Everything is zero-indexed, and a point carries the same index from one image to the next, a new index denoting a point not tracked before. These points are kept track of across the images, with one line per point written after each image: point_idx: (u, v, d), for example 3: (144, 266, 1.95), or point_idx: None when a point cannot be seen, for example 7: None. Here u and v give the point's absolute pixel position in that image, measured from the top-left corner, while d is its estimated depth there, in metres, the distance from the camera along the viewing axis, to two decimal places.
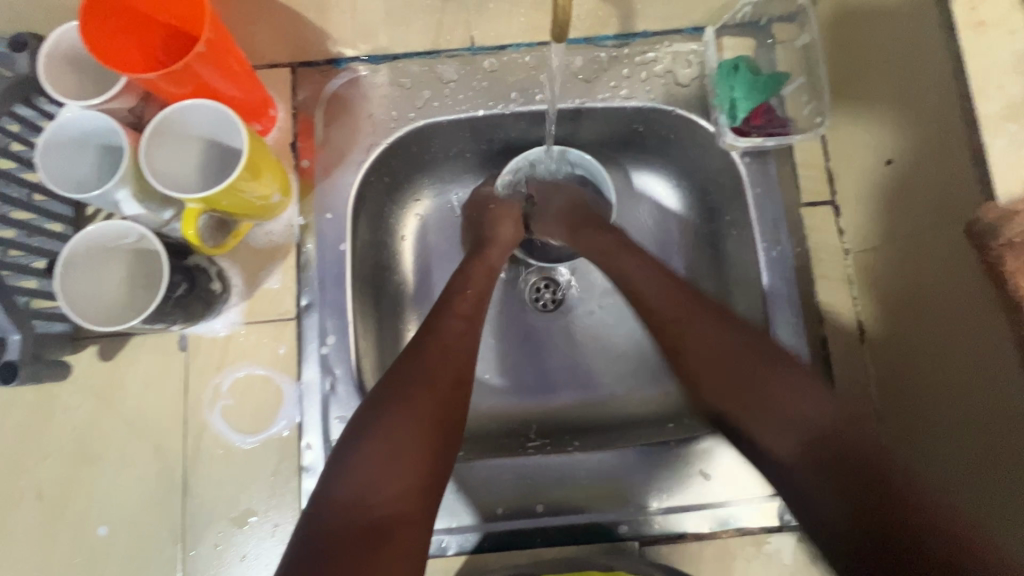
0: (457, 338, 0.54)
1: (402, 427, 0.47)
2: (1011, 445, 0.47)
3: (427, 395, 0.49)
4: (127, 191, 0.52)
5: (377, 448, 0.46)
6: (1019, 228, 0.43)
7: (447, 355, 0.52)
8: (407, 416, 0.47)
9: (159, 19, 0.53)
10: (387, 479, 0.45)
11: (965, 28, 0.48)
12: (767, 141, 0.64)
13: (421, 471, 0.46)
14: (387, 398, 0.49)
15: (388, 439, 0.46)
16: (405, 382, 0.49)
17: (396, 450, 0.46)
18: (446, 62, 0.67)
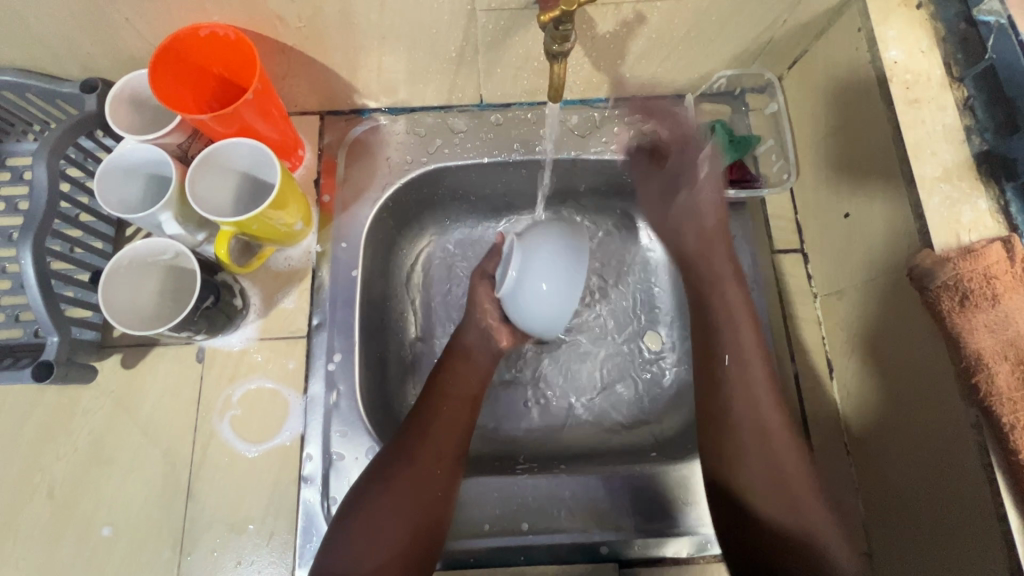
0: (453, 416, 0.62)
1: (390, 500, 0.55)
2: (956, 535, 0.52)
3: (411, 473, 0.57)
4: (170, 214, 0.59)
5: (370, 516, 0.54)
6: (951, 271, 0.50)
7: (442, 433, 0.60)
8: (400, 489, 0.56)
9: (214, 71, 0.62)
10: (376, 544, 0.53)
11: (901, 104, 0.57)
12: (740, 194, 0.73)
13: (412, 535, 0.54)
14: (382, 469, 0.57)
15: (386, 508, 0.55)
16: (402, 458, 0.58)
17: (387, 519, 0.54)
18: (457, 116, 0.76)
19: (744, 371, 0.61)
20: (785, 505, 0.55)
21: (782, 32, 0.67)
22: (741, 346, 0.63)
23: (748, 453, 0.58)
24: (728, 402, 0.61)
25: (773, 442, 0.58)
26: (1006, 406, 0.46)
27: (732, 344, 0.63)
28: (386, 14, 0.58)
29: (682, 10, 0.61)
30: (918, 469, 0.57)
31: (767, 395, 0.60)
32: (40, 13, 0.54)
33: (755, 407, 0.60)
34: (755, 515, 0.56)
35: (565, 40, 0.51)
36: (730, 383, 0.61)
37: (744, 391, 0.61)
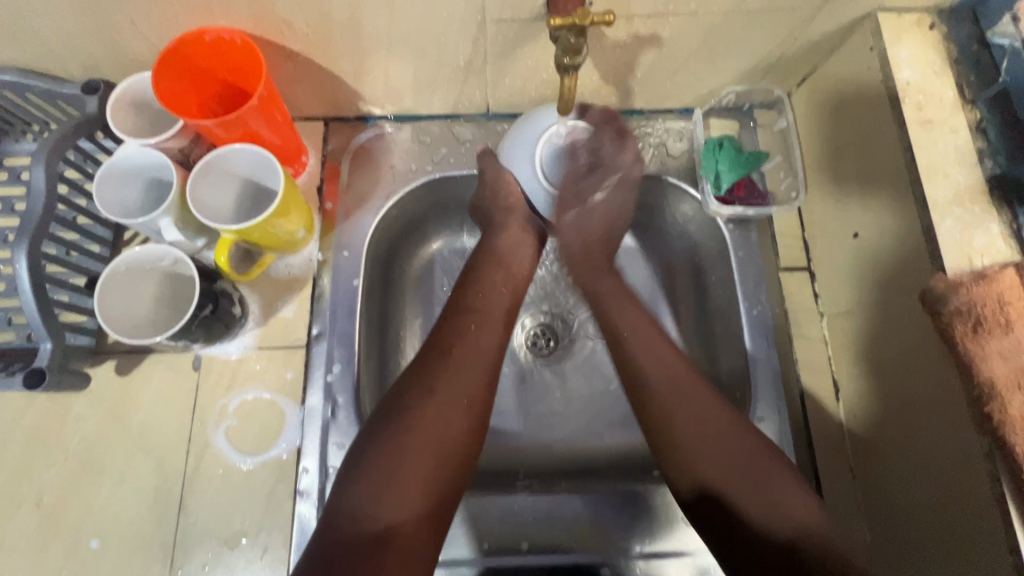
0: (484, 338, 0.60)
1: (415, 437, 0.51)
2: (971, 478, 0.50)
3: (442, 397, 0.54)
4: (169, 220, 0.58)
5: (399, 452, 0.50)
6: (964, 296, 0.49)
7: (468, 357, 0.57)
8: (428, 418, 0.52)
9: (218, 76, 0.61)
10: (402, 483, 0.49)
11: (914, 125, 0.57)
12: (748, 210, 0.71)
13: (437, 473, 0.51)
14: (407, 396, 0.54)
15: (407, 441, 0.51)
16: (426, 387, 0.54)
17: (412, 460, 0.50)
18: (463, 125, 0.76)
19: (694, 401, 0.56)
20: (771, 517, 0.50)
21: (793, 50, 0.67)
22: (658, 351, 0.61)
23: (714, 480, 0.53)
24: (687, 437, 0.55)
25: (725, 452, 0.54)
26: (1021, 435, 0.45)
27: (668, 390, 0.57)
28: (395, 23, 0.57)
29: (693, 25, 0.60)
30: (929, 487, 0.56)
31: (697, 387, 0.58)
32: (43, 14, 0.53)
33: (715, 448, 0.54)
34: (737, 536, 0.51)
35: (576, 54, 0.51)
36: (681, 418, 0.56)
37: (703, 427, 0.55)
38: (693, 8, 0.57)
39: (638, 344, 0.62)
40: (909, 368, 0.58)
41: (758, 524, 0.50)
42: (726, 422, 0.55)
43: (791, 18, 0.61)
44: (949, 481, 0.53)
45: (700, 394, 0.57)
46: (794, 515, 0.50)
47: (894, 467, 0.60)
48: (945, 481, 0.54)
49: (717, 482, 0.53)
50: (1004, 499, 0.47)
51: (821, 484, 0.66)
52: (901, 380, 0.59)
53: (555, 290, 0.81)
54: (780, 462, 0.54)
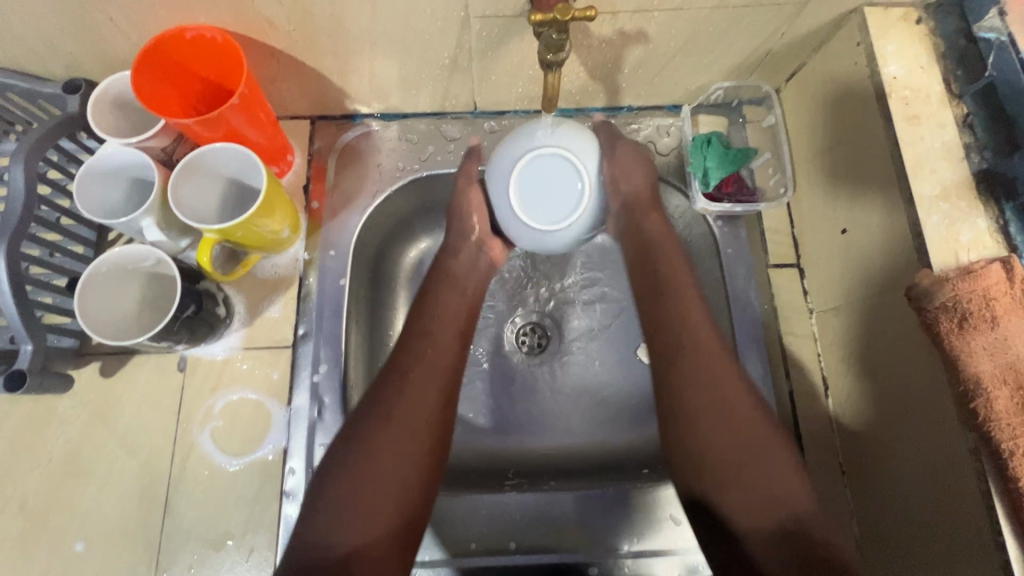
0: (439, 357, 0.58)
1: (371, 465, 0.51)
2: (953, 473, 0.51)
3: (401, 415, 0.54)
4: (151, 220, 0.58)
5: (358, 478, 0.50)
6: (950, 292, 0.48)
7: (424, 375, 0.56)
8: (382, 443, 0.52)
9: (199, 74, 0.60)
10: (358, 507, 0.49)
11: (900, 120, 0.57)
12: (736, 208, 0.70)
13: (400, 499, 0.51)
14: (363, 422, 0.53)
15: (365, 462, 0.51)
16: (382, 413, 0.53)
17: (373, 488, 0.50)
18: (450, 124, 0.75)
19: (710, 382, 0.55)
20: (761, 499, 0.50)
21: (780, 45, 0.66)
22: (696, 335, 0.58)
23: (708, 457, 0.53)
24: (690, 410, 0.55)
25: (734, 425, 0.53)
26: (1006, 431, 0.45)
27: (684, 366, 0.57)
28: (378, 19, 0.57)
29: (679, 20, 0.60)
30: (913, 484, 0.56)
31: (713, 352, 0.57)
32: (20, 12, 0.52)
33: (724, 416, 0.54)
34: (719, 506, 0.51)
35: (559, 50, 0.50)
36: (693, 392, 0.55)
37: (709, 406, 0.55)
38: (678, 3, 0.57)
39: (663, 303, 0.61)
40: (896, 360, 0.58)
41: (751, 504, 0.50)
42: (738, 398, 0.55)
43: (777, 13, 0.60)
44: (931, 471, 0.53)
45: (724, 367, 0.56)
46: (788, 500, 0.50)
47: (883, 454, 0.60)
48: (928, 471, 0.54)
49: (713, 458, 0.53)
50: (993, 503, 0.47)
51: (809, 482, 0.66)
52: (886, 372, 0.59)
53: (544, 289, 0.80)
54: (789, 451, 0.53)
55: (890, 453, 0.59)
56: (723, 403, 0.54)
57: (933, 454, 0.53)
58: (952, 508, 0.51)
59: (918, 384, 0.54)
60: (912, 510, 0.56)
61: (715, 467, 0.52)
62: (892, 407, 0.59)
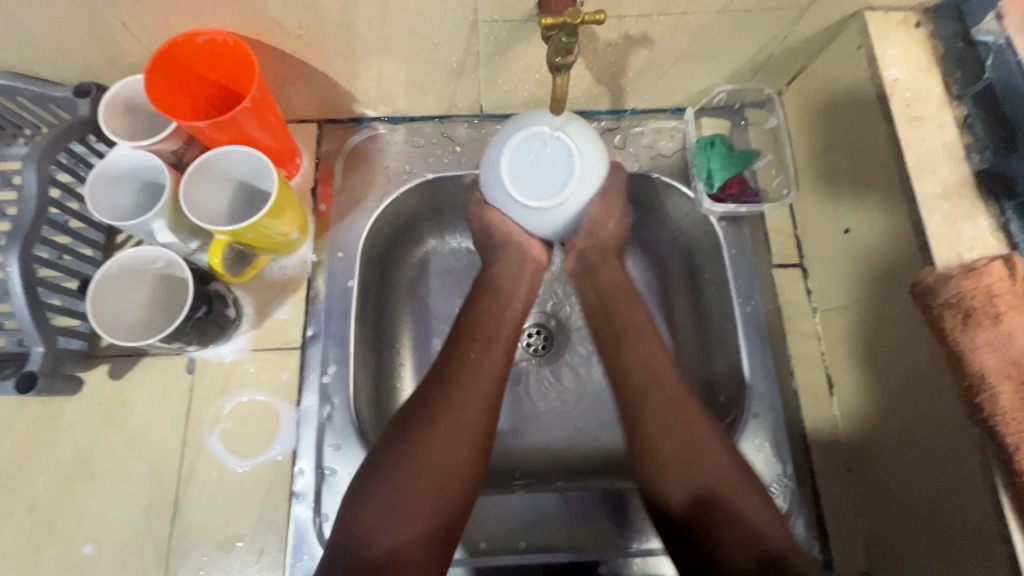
0: (486, 359, 0.59)
1: (417, 469, 0.52)
2: (958, 478, 0.52)
3: (450, 419, 0.54)
4: (162, 222, 0.58)
5: (401, 477, 0.51)
6: (953, 289, 0.49)
7: (475, 381, 0.57)
8: (428, 451, 0.53)
9: (209, 77, 0.61)
10: (403, 506, 0.50)
11: (902, 121, 0.58)
12: (739, 208, 0.71)
13: (440, 502, 0.52)
14: (405, 424, 0.55)
15: (411, 467, 0.52)
16: (426, 420, 0.54)
17: (415, 487, 0.51)
18: (456, 127, 0.76)
19: (655, 387, 0.60)
20: (683, 467, 0.56)
21: (782, 49, 0.68)
22: (659, 377, 0.61)
23: (647, 432, 0.58)
24: (631, 387, 0.61)
25: (665, 404, 0.59)
26: (1011, 425, 0.46)
27: (642, 387, 0.61)
28: (388, 23, 0.57)
29: (683, 25, 0.61)
30: (922, 484, 0.56)
31: (676, 388, 0.60)
32: (35, 17, 0.53)
33: (689, 453, 0.56)
34: (661, 491, 0.56)
35: (568, 53, 0.51)
36: (633, 385, 0.61)
37: (655, 382, 0.60)
38: (683, 7, 0.58)
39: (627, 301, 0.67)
40: (901, 362, 0.58)
41: (728, 520, 0.53)
42: (712, 450, 0.56)
43: (779, 17, 0.62)
44: (936, 472, 0.54)
45: (690, 415, 0.58)
46: (711, 467, 0.56)
47: (889, 455, 0.60)
48: (935, 474, 0.54)
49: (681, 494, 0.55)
50: (998, 497, 0.47)
51: (816, 480, 0.66)
52: (892, 376, 0.60)
53: (551, 290, 0.81)
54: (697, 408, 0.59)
55: (894, 454, 0.59)
56: (660, 386, 0.60)
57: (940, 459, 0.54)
58: (958, 509, 0.52)
59: (926, 388, 0.55)
60: (916, 511, 0.57)
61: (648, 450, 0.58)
62: (897, 408, 0.59)
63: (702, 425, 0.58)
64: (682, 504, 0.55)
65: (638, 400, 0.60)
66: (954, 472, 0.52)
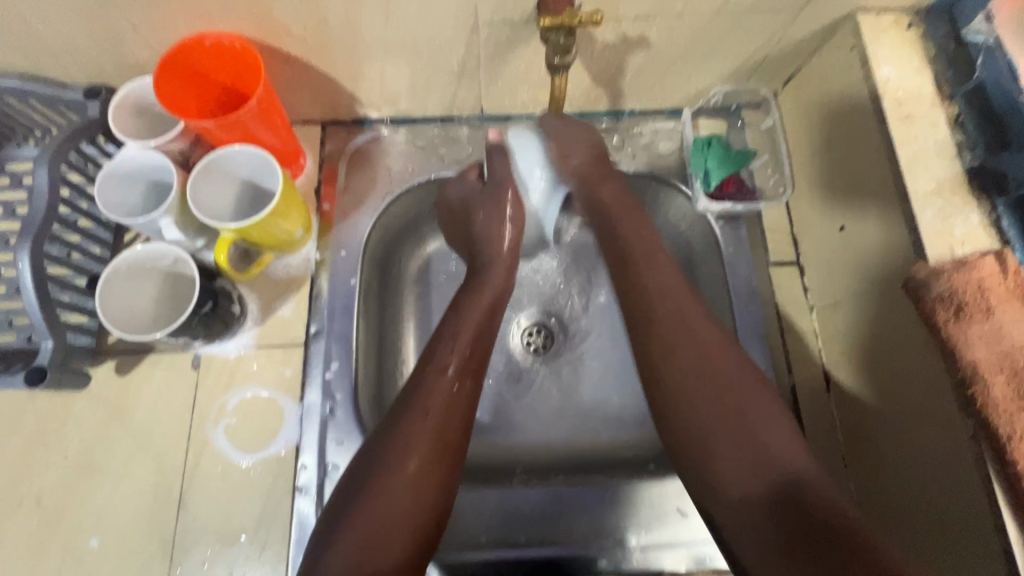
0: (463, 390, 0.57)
1: (387, 504, 0.49)
2: (950, 470, 0.52)
3: (423, 451, 0.52)
4: (169, 220, 0.59)
5: (375, 502, 0.49)
6: (945, 283, 0.50)
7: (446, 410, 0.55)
8: (403, 480, 0.50)
9: (216, 79, 0.62)
10: (379, 534, 0.48)
11: (895, 120, 0.59)
12: (736, 207, 0.72)
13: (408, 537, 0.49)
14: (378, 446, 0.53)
15: (380, 503, 0.49)
16: (398, 449, 0.52)
17: (384, 523, 0.48)
18: (458, 128, 0.78)
19: (708, 367, 0.55)
20: (744, 456, 0.51)
21: (777, 50, 0.69)
22: (681, 309, 0.59)
23: (685, 411, 0.55)
24: (676, 373, 0.56)
25: (715, 380, 0.55)
26: (1003, 417, 0.47)
27: (682, 372, 0.56)
28: (390, 26, 0.59)
29: (680, 27, 0.62)
30: (923, 490, 0.56)
31: (734, 376, 0.55)
32: (49, 20, 0.55)
33: (700, 381, 0.55)
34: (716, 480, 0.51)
35: (566, 54, 0.53)
36: (674, 363, 0.56)
37: (689, 358, 0.56)
38: (679, 9, 0.59)
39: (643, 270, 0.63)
40: (894, 356, 0.59)
41: (740, 464, 0.50)
42: (731, 380, 0.55)
43: (774, 19, 0.63)
44: (933, 466, 0.55)
45: (709, 346, 0.57)
46: (784, 462, 0.50)
47: (887, 450, 0.61)
48: (932, 468, 0.55)
49: (699, 425, 0.53)
50: (993, 490, 0.48)
51: None
52: (887, 371, 0.60)
53: (553, 289, 0.82)
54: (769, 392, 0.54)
55: (892, 449, 0.60)
56: (722, 359, 0.56)
57: (936, 454, 0.54)
58: (954, 503, 0.52)
59: (920, 380, 0.56)
60: (914, 505, 0.57)
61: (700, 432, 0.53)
62: (893, 403, 0.60)
63: (770, 409, 0.53)
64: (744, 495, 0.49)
65: (684, 379, 0.55)
66: (950, 463, 0.52)
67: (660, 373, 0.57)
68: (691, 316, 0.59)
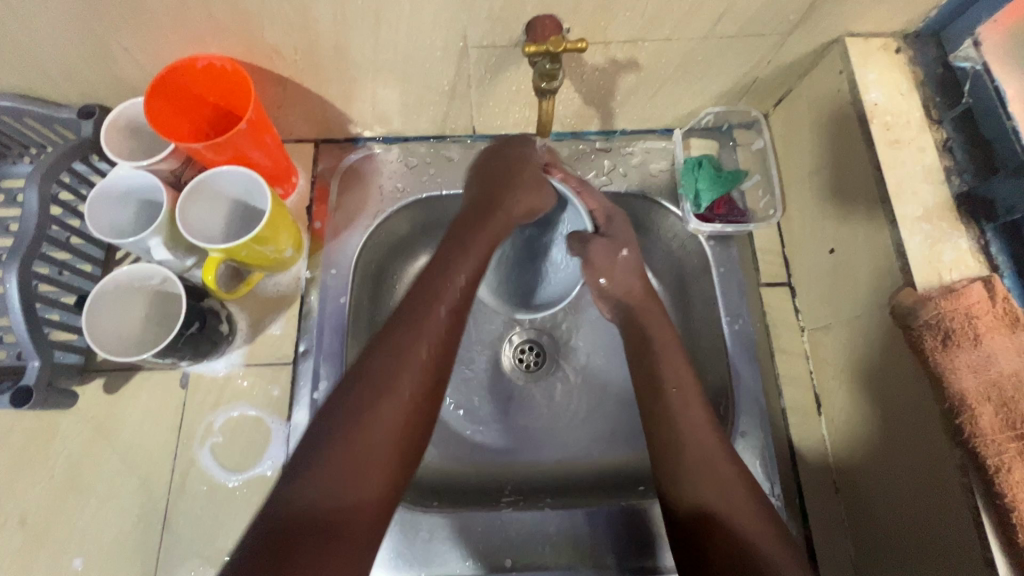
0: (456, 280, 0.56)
1: (373, 419, 0.47)
2: (938, 499, 0.52)
3: (415, 361, 0.50)
4: (158, 240, 0.60)
5: (364, 430, 0.46)
6: (932, 310, 0.50)
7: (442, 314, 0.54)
8: (383, 402, 0.48)
9: (208, 100, 0.63)
10: (354, 464, 0.45)
11: (883, 144, 0.59)
12: (727, 228, 0.72)
13: (395, 455, 0.47)
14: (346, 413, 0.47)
15: (370, 416, 0.47)
16: (387, 367, 0.50)
17: (368, 439, 0.46)
18: (450, 146, 0.78)
19: (708, 442, 0.56)
20: (759, 554, 0.48)
21: (767, 72, 0.69)
22: (694, 418, 0.58)
23: (696, 492, 0.53)
24: (688, 463, 0.55)
25: (727, 500, 0.53)
26: (992, 447, 0.46)
27: (689, 448, 0.56)
28: (380, 49, 0.59)
29: (669, 50, 0.62)
30: (910, 516, 0.56)
31: (747, 505, 0.53)
32: (42, 44, 0.55)
33: (728, 488, 0.53)
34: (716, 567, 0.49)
35: (552, 79, 0.53)
36: (684, 443, 0.56)
37: (698, 453, 0.55)
38: (667, 34, 0.60)
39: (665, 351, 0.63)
40: (881, 381, 0.59)
41: (746, 553, 0.49)
42: (743, 491, 0.53)
43: (763, 42, 0.63)
44: (921, 493, 0.54)
45: (721, 461, 0.55)
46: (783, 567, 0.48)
47: (877, 476, 0.60)
48: (921, 496, 0.54)
49: (724, 516, 0.51)
50: (982, 520, 0.47)
51: (805, 501, 0.66)
52: (876, 396, 0.60)
53: (544, 307, 0.81)
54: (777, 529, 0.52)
55: (882, 475, 0.59)
56: (726, 473, 0.54)
57: (924, 481, 0.53)
58: (943, 532, 0.52)
59: (909, 406, 0.55)
60: (904, 533, 0.57)
61: (710, 516, 0.52)
62: (882, 428, 0.59)
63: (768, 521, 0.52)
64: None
65: (699, 467, 0.54)
66: (937, 490, 0.52)
67: (678, 483, 0.55)
68: (701, 438, 0.57)
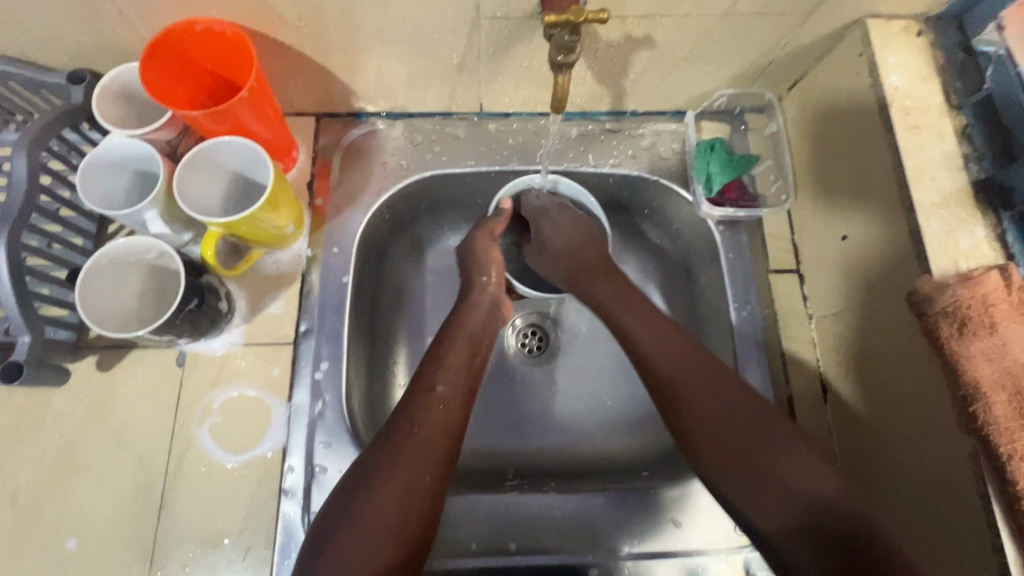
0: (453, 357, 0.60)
1: (391, 480, 0.50)
2: (950, 488, 0.52)
3: (426, 432, 0.54)
4: (155, 212, 0.57)
5: (361, 515, 0.49)
6: (950, 298, 0.49)
7: (450, 377, 0.59)
8: (402, 462, 0.51)
9: (207, 67, 0.60)
10: (372, 546, 0.47)
11: (902, 130, 0.58)
12: (738, 213, 0.71)
13: (411, 508, 0.50)
14: (350, 499, 0.50)
15: (385, 485, 0.50)
16: (406, 426, 0.54)
17: (381, 501, 0.49)
18: (456, 124, 0.76)
19: (702, 375, 0.57)
20: (774, 488, 0.50)
21: (783, 55, 0.68)
22: (675, 350, 0.60)
23: (701, 429, 0.55)
24: (691, 404, 0.56)
25: (727, 423, 0.54)
26: (1004, 436, 0.46)
27: (687, 392, 0.57)
28: (389, 18, 0.57)
29: (686, 27, 0.60)
30: (919, 505, 0.56)
31: (757, 418, 0.54)
32: (30, 2, 0.52)
33: (728, 416, 0.55)
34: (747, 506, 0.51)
35: (570, 52, 0.52)
36: (683, 389, 0.57)
37: (699, 390, 0.57)
38: (686, 9, 0.58)
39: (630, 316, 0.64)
40: (894, 369, 0.58)
41: (767, 491, 0.50)
42: (744, 408, 0.55)
43: (782, 22, 0.62)
44: (934, 484, 0.54)
45: (715, 381, 0.57)
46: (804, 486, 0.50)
47: (885, 463, 0.60)
48: (933, 486, 0.54)
49: (728, 454, 0.53)
50: (992, 509, 0.47)
51: None
52: (886, 384, 0.60)
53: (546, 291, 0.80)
54: (793, 433, 0.53)
55: (891, 464, 0.59)
56: (723, 400, 0.56)
57: (936, 469, 0.53)
58: (952, 522, 0.52)
59: (920, 395, 0.55)
60: (912, 523, 0.57)
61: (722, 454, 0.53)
62: (893, 416, 0.59)
63: (779, 434, 0.53)
64: (775, 514, 0.50)
65: (698, 405, 0.56)
66: (949, 482, 0.52)
67: (685, 416, 0.56)
68: (692, 376, 0.57)
